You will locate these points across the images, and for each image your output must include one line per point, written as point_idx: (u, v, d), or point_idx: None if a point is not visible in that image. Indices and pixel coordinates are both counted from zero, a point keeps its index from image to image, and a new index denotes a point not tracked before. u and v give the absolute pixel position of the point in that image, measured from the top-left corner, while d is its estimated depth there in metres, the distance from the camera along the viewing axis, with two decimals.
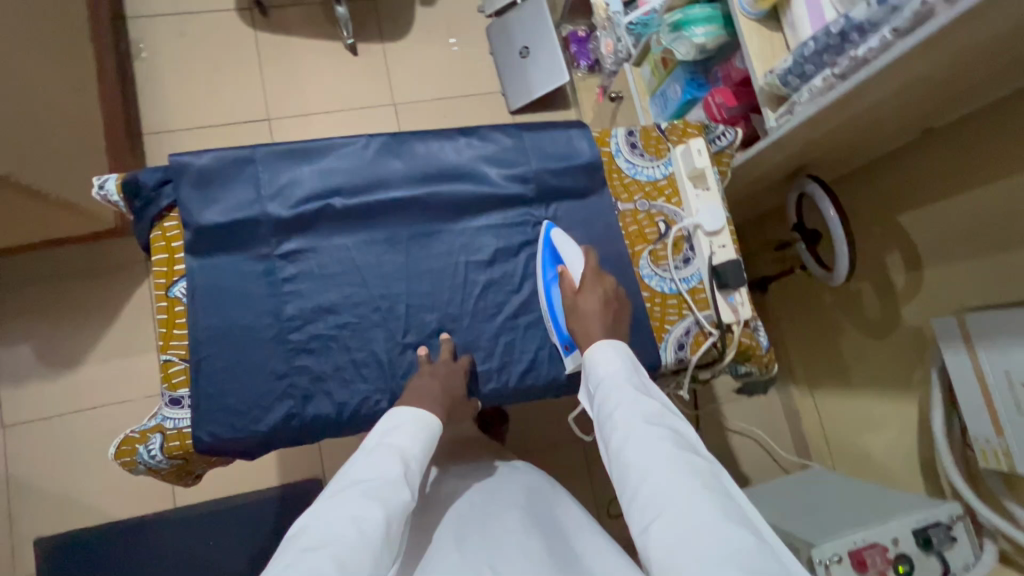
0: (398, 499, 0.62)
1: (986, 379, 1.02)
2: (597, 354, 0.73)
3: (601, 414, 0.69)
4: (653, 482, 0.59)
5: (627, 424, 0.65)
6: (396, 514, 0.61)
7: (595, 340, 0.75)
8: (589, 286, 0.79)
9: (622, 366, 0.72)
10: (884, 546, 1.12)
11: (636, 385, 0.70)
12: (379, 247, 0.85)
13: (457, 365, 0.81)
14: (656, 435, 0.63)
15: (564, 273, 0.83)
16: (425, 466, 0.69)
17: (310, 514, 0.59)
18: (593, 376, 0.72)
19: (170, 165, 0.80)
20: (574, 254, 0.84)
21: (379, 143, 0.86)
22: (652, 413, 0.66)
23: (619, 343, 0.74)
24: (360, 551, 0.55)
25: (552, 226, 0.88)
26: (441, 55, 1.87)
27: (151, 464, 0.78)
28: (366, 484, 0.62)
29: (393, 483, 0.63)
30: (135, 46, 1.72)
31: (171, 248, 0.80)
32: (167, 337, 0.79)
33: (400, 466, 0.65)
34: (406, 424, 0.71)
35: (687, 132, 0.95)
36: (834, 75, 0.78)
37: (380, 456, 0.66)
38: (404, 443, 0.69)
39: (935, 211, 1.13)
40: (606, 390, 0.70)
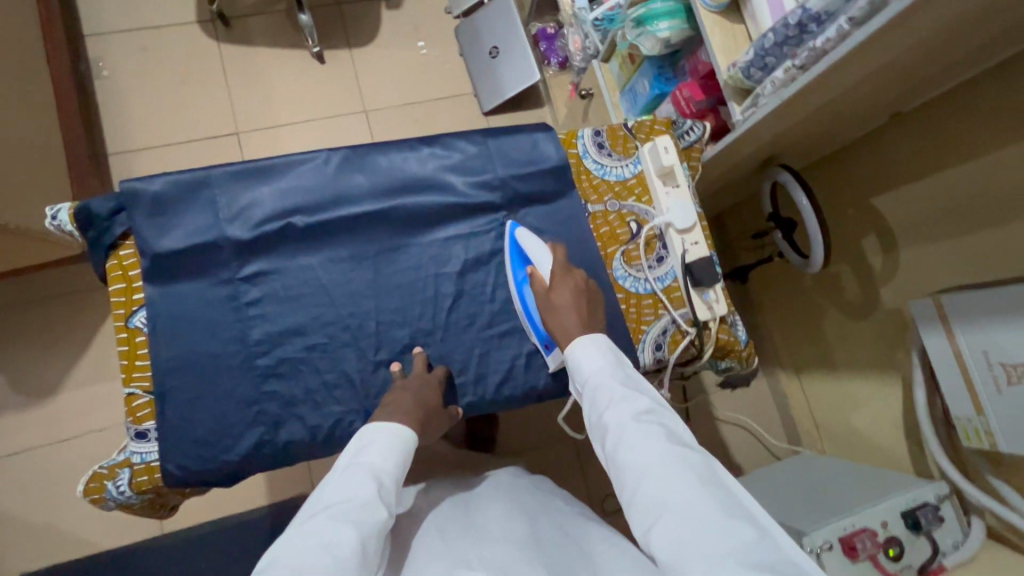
0: (371, 518, 0.60)
1: (965, 360, 1.02)
2: (579, 354, 0.72)
3: (591, 415, 0.68)
4: (648, 482, 0.57)
5: (617, 425, 0.63)
6: (370, 535, 0.59)
7: (574, 339, 0.74)
8: (560, 284, 0.79)
9: (606, 364, 0.70)
10: (874, 531, 1.12)
11: (623, 382, 0.68)
12: (346, 264, 0.83)
13: (430, 381, 0.79)
14: (646, 432, 0.61)
15: (534, 273, 0.81)
16: (400, 481, 0.68)
17: (280, 542, 0.57)
18: (580, 378, 0.71)
19: (121, 193, 0.77)
20: (540, 250, 0.83)
21: (339, 157, 0.84)
22: (641, 409, 0.64)
23: (599, 339, 0.73)
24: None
25: (515, 225, 0.86)
26: (410, 58, 1.85)
27: (121, 499, 0.76)
28: (336, 506, 0.60)
29: (365, 503, 0.61)
30: (94, 65, 1.68)
31: (128, 277, 0.77)
32: (129, 369, 0.77)
33: (372, 483, 0.64)
34: (380, 439, 0.69)
35: (654, 129, 0.94)
36: (795, 66, 0.77)
37: (351, 476, 0.64)
38: (376, 460, 0.67)
39: (907, 194, 1.13)
40: (594, 391, 0.68)
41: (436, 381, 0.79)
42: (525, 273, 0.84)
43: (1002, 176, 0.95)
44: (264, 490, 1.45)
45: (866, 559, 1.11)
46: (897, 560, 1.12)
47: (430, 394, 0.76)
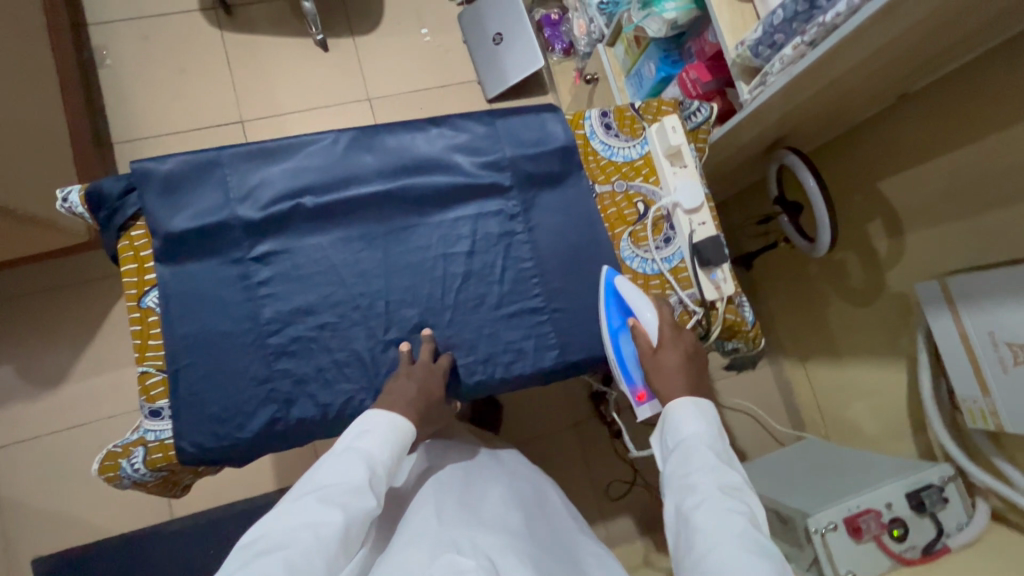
0: (359, 504, 0.62)
1: (971, 341, 1.02)
2: (681, 411, 0.73)
3: (678, 469, 0.69)
4: (721, 554, 0.57)
5: (705, 487, 0.65)
6: (356, 517, 0.62)
7: (676, 397, 0.75)
8: (669, 344, 0.78)
9: (706, 430, 0.72)
10: (878, 511, 1.13)
11: (719, 452, 0.69)
12: (355, 244, 0.83)
13: (437, 367, 0.79)
14: (730, 507, 0.62)
15: (636, 328, 0.80)
16: (393, 469, 0.69)
17: (270, 516, 0.61)
18: (675, 432, 0.73)
19: (132, 172, 0.78)
20: (644, 303, 0.81)
21: (348, 138, 0.84)
22: (729, 483, 0.65)
23: (704, 406, 0.74)
24: (313, 555, 0.57)
25: (613, 271, 0.86)
26: (413, 45, 1.84)
27: (136, 477, 0.78)
28: (326, 490, 0.62)
29: (355, 489, 0.63)
30: (98, 53, 1.68)
31: (140, 257, 0.78)
32: (142, 348, 0.77)
33: (365, 471, 0.65)
34: (377, 429, 0.69)
35: (661, 109, 0.94)
36: (804, 43, 0.76)
37: (345, 460, 0.65)
38: (372, 448, 0.68)
39: (914, 176, 1.13)
40: (688, 446, 0.70)
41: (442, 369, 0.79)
42: (624, 322, 0.83)
43: (1009, 155, 0.94)
44: (272, 475, 1.46)
45: (870, 539, 1.13)
46: (902, 541, 1.14)
47: (429, 378, 0.77)
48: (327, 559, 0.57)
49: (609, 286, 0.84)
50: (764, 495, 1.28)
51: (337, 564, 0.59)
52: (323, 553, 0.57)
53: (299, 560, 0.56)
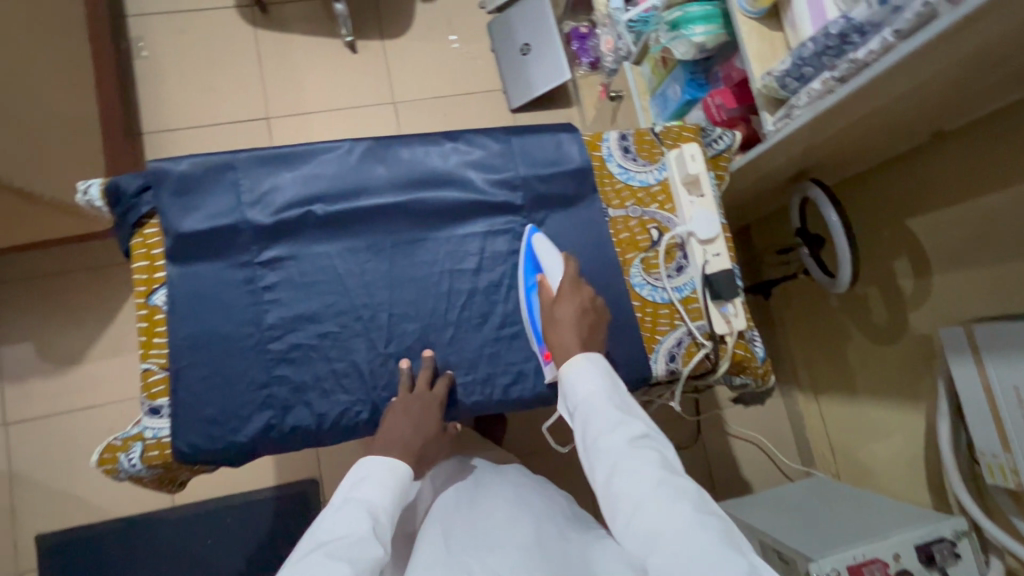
0: (369, 554, 0.62)
1: (994, 393, 0.98)
2: (573, 374, 0.73)
3: (584, 436, 0.69)
4: (644, 517, 0.61)
5: (614, 449, 0.66)
6: (365, 568, 0.61)
7: (569, 359, 0.74)
8: (566, 296, 0.77)
9: (599, 385, 0.72)
10: (885, 562, 1.09)
11: (616, 405, 0.70)
12: (362, 254, 0.83)
13: (432, 397, 0.78)
14: (641, 462, 0.64)
15: (541, 283, 0.80)
16: (393, 522, 0.69)
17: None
18: (572, 397, 0.72)
19: (150, 171, 0.79)
20: (554, 260, 0.81)
21: (363, 148, 0.84)
22: (634, 435, 0.67)
23: (594, 358, 0.74)
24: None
25: (534, 230, 0.85)
26: (441, 51, 1.85)
27: (132, 472, 0.78)
28: (333, 546, 0.61)
29: (363, 538, 0.63)
30: (135, 45, 1.72)
31: (151, 255, 0.79)
32: (147, 346, 0.78)
33: (367, 522, 0.66)
34: (373, 475, 0.71)
35: (682, 135, 0.92)
36: (833, 78, 0.73)
37: (347, 512, 0.66)
38: (371, 495, 0.69)
39: (945, 216, 1.09)
40: (587, 413, 0.70)
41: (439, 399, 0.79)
42: (535, 280, 0.83)
43: None
44: (273, 471, 1.48)
45: None
46: None
47: (427, 415, 0.76)
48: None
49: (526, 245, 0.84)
50: (767, 533, 1.24)
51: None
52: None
53: None
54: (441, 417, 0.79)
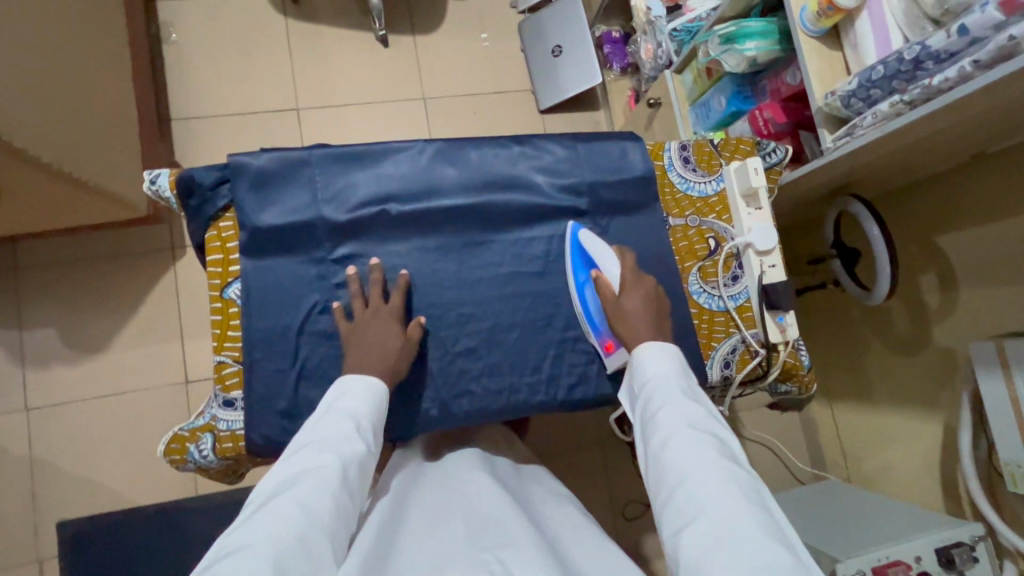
0: (353, 450, 0.64)
1: (1021, 406, 1.02)
2: (645, 351, 0.74)
3: (645, 411, 0.70)
4: (690, 489, 0.58)
5: (671, 425, 0.65)
6: (351, 463, 0.63)
7: (642, 341, 0.76)
8: (631, 287, 0.80)
9: (669, 366, 0.72)
10: (907, 564, 1.14)
11: (682, 388, 0.70)
12: (432, 254, 0.84)
13: (387, 308, 0.78)
14: (698, 440, 0.62)
15: (599, 277, 0.82)
16: (377, 425, 0.70)
17: (265, 476, 0.61)
18: (640, 374, 0.73)
19: (228, 165, 0.79)
20: (606, 254, 0.84)
21: (434, 149, 0.86)
22: (695, 417, 0.65)
23: (668, 346, 0.75)
24: (320, 496, 0.58)
25: (577, 226, 0.87)
26: (472, 50, 1.85)
27: (201, 463, 0.79)
28: (319, 442, 0.63)
29: (348, 437, 0.65)
30: (165, 30, 1.70)
31: (226, 248, 0.80)
32: (221, 338, 0.79)
33: (350, 424, 0.67)
34: (356, 389, 0.71)
35: (739, 148, 0.95)
36: (903, 101, 0.76)
37: (332, 419, 0.67)
38: (355, 405, 0.69)
39: (975, 234, 1.13)
40: (652, 390, 0.70)
41: (398, 310, 0.79)
42: (588, 276, 0.85)
43: None
44: None
45: None
46: None
47: (389, 337, 0.76)
48: (334, 501, 0.58)
49: (573, 240, 0.86)
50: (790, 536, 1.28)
51: (343, 508, 0.59)
52: (329, 494, 0.59)
53: (309, 500, 0.57)
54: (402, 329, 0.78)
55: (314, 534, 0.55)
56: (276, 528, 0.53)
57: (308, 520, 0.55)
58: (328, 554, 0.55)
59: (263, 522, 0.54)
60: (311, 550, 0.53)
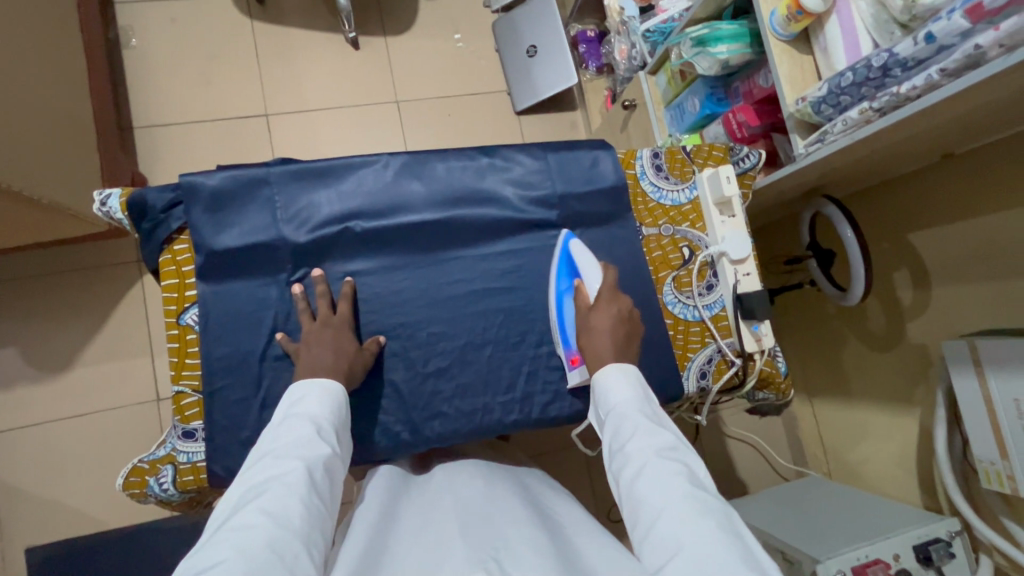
0: (317, 451, 0.60)
1: (994, 405, 1.03)
2: (608, 379, 0.73)
3: (612, 443, 0.68)
4: (667, 523, 0.57)
5: (641, 456, 0.64)
6: (317, 465, 0.59)
7: (605, 363, 0.75)
8: (605, 303, 0.78)
9: (634, 393, 0.72)
10: (886, 563, 1.14)
11: (648, 415, 0.69)
12: (400, 273, 0.82)
13: (338, 320, 0.75)
14: (668, 469, 0.62)
15: (579, 288, 0.80)
16: (339, 425, 0.66)
17: (225, 495, 0.56)
18: (604, 403, 0.72)
19: (180, 186, 0.76)
20: (592, 267, 0.82)
21: (399, 163, 0.83)
22: (663, 445, 0.65)
23: (629, 369, 0.74)
24: (285, 500, 0.54)
25: (570, 235, 0.85)
26: (446, 51, 1.82)
27: (162, 496, 0.76)
28: (278, 449, 0.59)
29: (308, 438, 0.61)
30: (124, 34, 1.64)
31: (182, 273, 0.77)
32: (179, 367, 0.76)
33: (310, 427, 0.63)
34: (312, 395, 0.67)
35: (712, 154, 0.94)
36: (873, 109, 0.75)
37: (288, 425, 0.63)
38: (312, 409, 0.65)
39: (947, 232, 1.13)
40: (619, 419, 0.69)
41: (348, 320, 0.76)
42: (570, 285, 0.83)
43: None
44: None
45: None
46: None
47: (345, 343, 0.73)
48: (302, 502, 0.54)
49: (563, 249, 0.84)
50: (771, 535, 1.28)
51: (314, 509, 0.55)
52: (296, 497, 0.55)
53: (274, 505, 0.53)
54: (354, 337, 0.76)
55: (287, 539, 0.50)
56: (244, 538, 0.49)
57: (277, 524, 0.51)
58: (307, 559, 0.51)
59: (228, 536, 0.49)
60: (287, 555, 0.49)
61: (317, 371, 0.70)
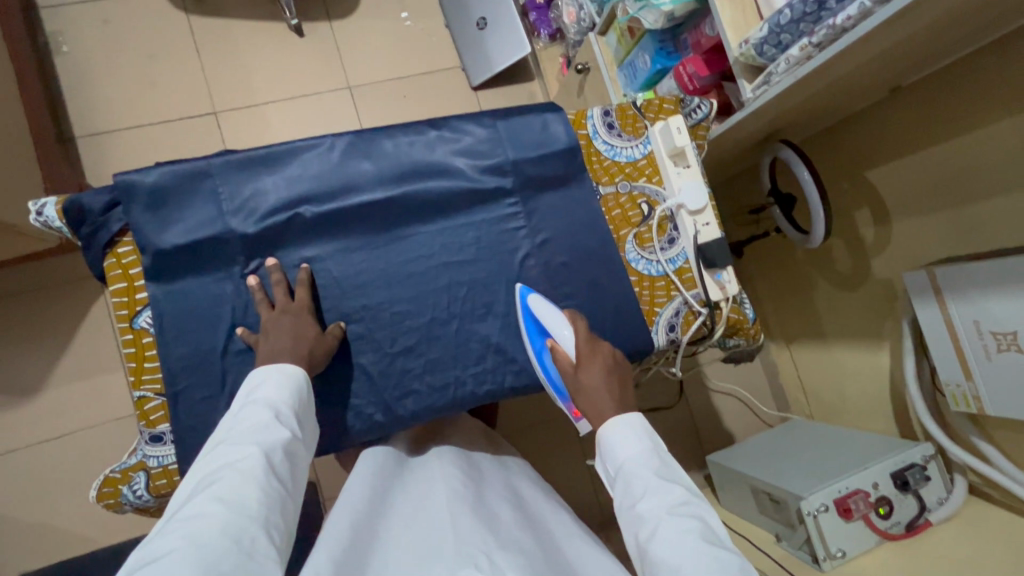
0: (274, 436, 0.60)
1: (956, 329, 1.06)
2: (613, 433, 0.68)
3: (624, 504, 0.64)
4: None
5: (652, 518, 0.60)
6: (275, 449, 0.60)
7: (608, 417, 0.70)
8: (587, 360, 0.73)
9: (641, 448, 0.67)
10: (866, 492, 1.19)
11: (658, 470, 0.64)
12: (357, 254, 0.81)
13: (297, 306, 0.74)
14: (682, 528, 0.57)
15: (556, 349, 0.76)
16: (300, 408, 0.66)
17: (183, 483, 0.57)
18: (612, 458, 0.68)
19: (116, 186, 0.73)
20: (558, 319, 0.78)
21: (345, 143, 0.81)
22: (675, 502, 0.60)
23: (632, 418, 0.69)
24: (240, 486, 0.54)
25: (525, 289, 0.82)
26: (394, 30, 1.77)
27: (138, 503, 0.75)
28: (235, 435, 0.59)
29: (265, 424, 0.61)
30: (53, 40, 1.56)
31: (129, 276, 0.74)
32: (138, 372, 0.75)
33: (268, 413, 0.62)
34: (270, 379, 0.66)
35: (663, 108, 0.93)
36: (812, 44, 0.76)
37: (245, 413, 0.62)
38: (270, 395, 0.64)
39: (902, 167, 1.15)
40: (629, 478, 0.65)
41: (307, 306, 0.74)
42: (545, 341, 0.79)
43: (991, 151, 0.97)
44: None
45: (859, 518, 1.17)
46: (887, 518, 1.20)
47: (305, 329, 0.72)
48: (259, 488, 0.55)
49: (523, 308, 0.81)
50: (756, 478, 1.32)
51: (273, 492, 0.56)
52: (254, 482, 0.55)
53: (228, 493, 0.53)
54: (316, 322, 0.75)
55: (244, 525, 0.52)
56: (195, 529, 0.50)
57: (231, 511, 0.52)
58: (266, 541, 0.53)
59: (178, 527, 0.50)
60: (245, 541, 0.51)
61: (278, 357, 0.69)
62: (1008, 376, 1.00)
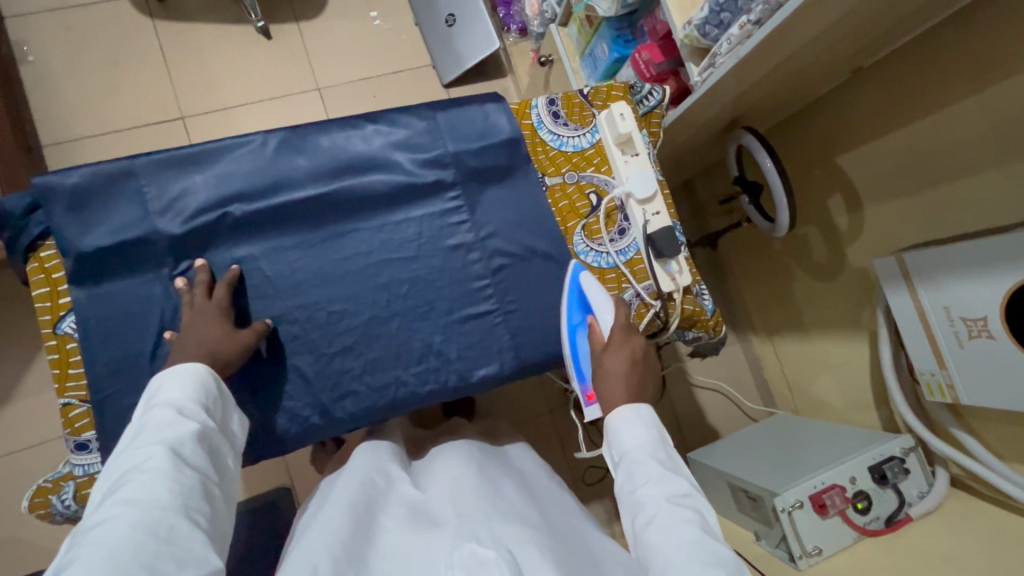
0: (181, 431, 0.58)
1: (926, 316, 1.03)
2: (622, 421, 0.69)
3: (625, 485, 0.66)
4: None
5: (652, 504, 0.62)
6: (186, 442, 0.57)
7: (618, 404, 0.71)
8: (616, 344, 0.74)
9: (648, 437, 0.68)
10: (842, 487, 1.15)
11: (661, 460, 0.66)
12: (290, 254, 0.78)
13: (214, 306, 0.71)
14: (680, 518, 0.59)
15: (592, 326, 0.78)
16: (210, 401, 0.63)
17: (94, 493, 0.55)
18: (618, 441, 0.69)
19: (35, 189, 0.71)
20: (604, 301, 0.79)
21: (277, 139, 0.79)
22: (676, 492, 0.63)
23: (643, 409, 0.71)
24: (146, 484, 0.52)
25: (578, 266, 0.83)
26: (363, 31, 1.75)
27: (67, 513, 0.73)
28: (137, 439, 0.57)
29: (168, 423, 0.58)
30: (18, 48, 1.55)
31: (52, 280, 0.72)
32: (63, 379, 0.73)
33: (171, 411, 0.59)
34: (170, 378, 0.63)
35: (611, 95, 0.90)
36: (750, 21, 0.74)
37: (148, 416, 0.59)
38: (173, 393, 0.61)
39: (869, 151, 1.12)
40: (631, 464, 0.66)
41: (222, 305, 0.71)
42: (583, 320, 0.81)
43: (953, 130, 0.95)
44: None
45: (836, 514, 1.14)
46: (865, 513, 1.16)
47: (217, 329, 0.69)
48: (168, 479, 0.53)
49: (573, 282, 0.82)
50: (732, 475, 1.28)
51: (187, 482, 0.55)
52: (161, 478, 0.53)
53: (134, 493, 0.52)
54: (231, 322, 0.71)
55: (157, 518, 0.50)
56: (103, 533, 0.49)
57: (138, 508, 0.50)
58: (188, 525, 0.52)
59: (86, 535, 0.49)
60: (162, 530, 0.50)
61: (199, 359, 0.67)
62: (980, 364, 0.96)
